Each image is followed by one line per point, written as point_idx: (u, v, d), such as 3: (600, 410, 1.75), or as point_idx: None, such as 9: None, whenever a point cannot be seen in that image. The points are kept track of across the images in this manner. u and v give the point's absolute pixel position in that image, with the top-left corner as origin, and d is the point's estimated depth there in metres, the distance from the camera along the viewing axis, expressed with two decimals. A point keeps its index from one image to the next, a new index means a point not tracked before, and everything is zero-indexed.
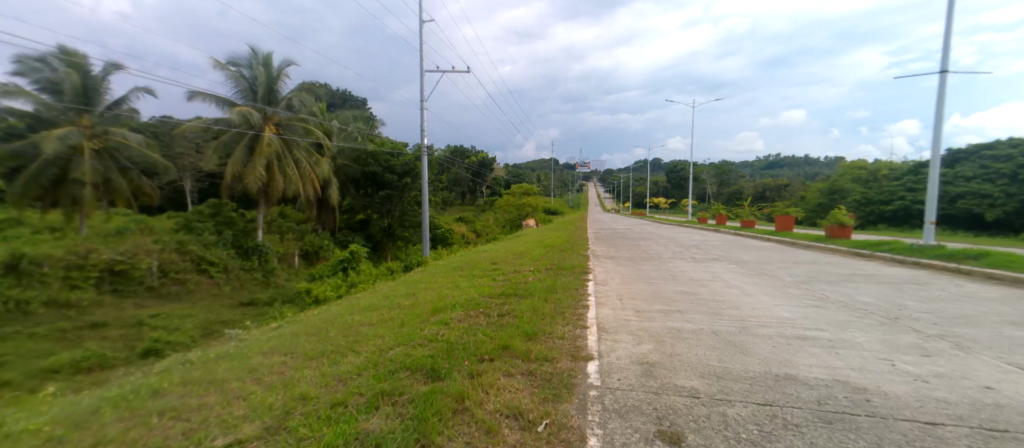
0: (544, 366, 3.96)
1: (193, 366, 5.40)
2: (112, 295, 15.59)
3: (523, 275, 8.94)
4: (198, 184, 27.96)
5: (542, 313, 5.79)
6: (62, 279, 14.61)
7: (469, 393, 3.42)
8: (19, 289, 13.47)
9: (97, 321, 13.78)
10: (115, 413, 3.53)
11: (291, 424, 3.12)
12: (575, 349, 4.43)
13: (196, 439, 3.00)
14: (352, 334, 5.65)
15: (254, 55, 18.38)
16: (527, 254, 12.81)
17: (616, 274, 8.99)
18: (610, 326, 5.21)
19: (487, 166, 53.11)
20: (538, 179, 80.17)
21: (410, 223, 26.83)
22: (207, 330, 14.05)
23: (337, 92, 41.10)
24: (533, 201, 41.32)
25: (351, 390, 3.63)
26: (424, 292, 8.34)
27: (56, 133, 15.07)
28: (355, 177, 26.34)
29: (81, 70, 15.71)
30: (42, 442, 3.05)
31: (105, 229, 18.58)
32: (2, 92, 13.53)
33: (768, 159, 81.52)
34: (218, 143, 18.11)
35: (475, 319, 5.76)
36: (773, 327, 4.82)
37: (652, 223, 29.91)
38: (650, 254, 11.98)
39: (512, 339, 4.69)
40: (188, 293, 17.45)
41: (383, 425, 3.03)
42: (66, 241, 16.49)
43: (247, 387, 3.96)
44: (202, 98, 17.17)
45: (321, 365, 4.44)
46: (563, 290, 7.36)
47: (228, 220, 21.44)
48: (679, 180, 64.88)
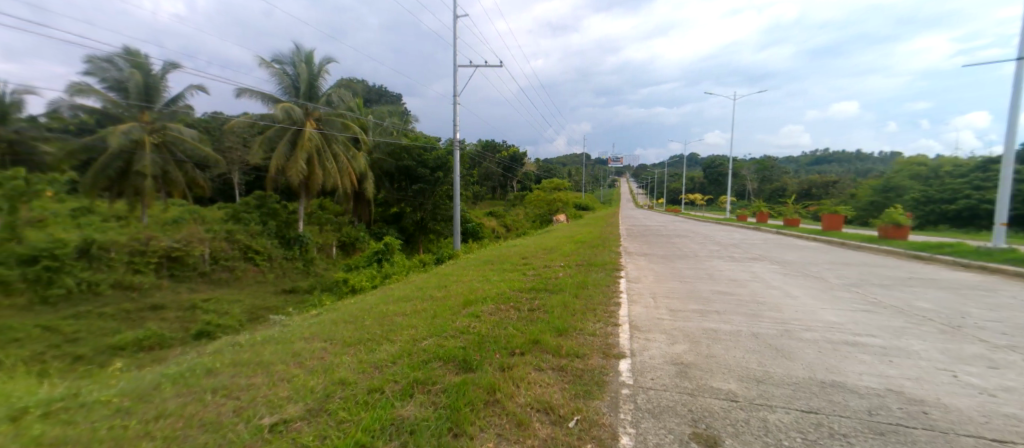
0: (575, 363, 3.95)
1: (241, 348, 5.71)
2: (170, 279, 16.70)
3: (553, 271, 8.91)
4: (246, 177, 29.45)
5: (573, 308, 5.77)
6: (126, 264, 15.77)
7: (500, 385, 3.46)
8: (90, 272, 14.70)
9: (156, 304, 14.83)
10: (173, 389, 3.79)
11: (331, 407, 3.26)
12: (607, 346, 4.38)
13: (245, 416, 3.19)
14: (386, 324, 5.82)
15: (297, 53, 19.04)
16: (557, 250, 12.73)
17: (648, 272, 8.80)
18: (643, 325, 5.12)
19: (518, 161, 52.78)
20: (570, 174, 79.43)
21: (442, 217, 27.29)
22: (253, 315, 14.83)
23: (375, 88, 42.11)
24: (565, 196, 40.98)
25: (387, 377, 3.75)
26: (455, 285, 8.49)
27: (121, 128, 16.36)
28: (390, 171, 26.96)
29: (144, 69, 16.78)
30: (111, 413, 3.33)
31: (163, 218, 19.89)
32: (76, 91, 14.69)
33: (817, 154, 77.32)
34: (263, 138, 18.93)
35: (506, 313, 5.81)
36: (818, 332, 4.60)
37: (687, 221, 29.03)
38: (685, 252, 11.66)
39: (542, 334, 4.69)
40: (236, 279, 18.47)
41: (417, 413, 3.11)
42: (129, 228, 17.77)
43: (290, 370, 4.16)
44: (250, 95, 17.99)
45: (359, 352, 4.60)
46: (594, 286, 7.30)
47: (272, 211, 22.35)
48: (718, 176, 62.80)
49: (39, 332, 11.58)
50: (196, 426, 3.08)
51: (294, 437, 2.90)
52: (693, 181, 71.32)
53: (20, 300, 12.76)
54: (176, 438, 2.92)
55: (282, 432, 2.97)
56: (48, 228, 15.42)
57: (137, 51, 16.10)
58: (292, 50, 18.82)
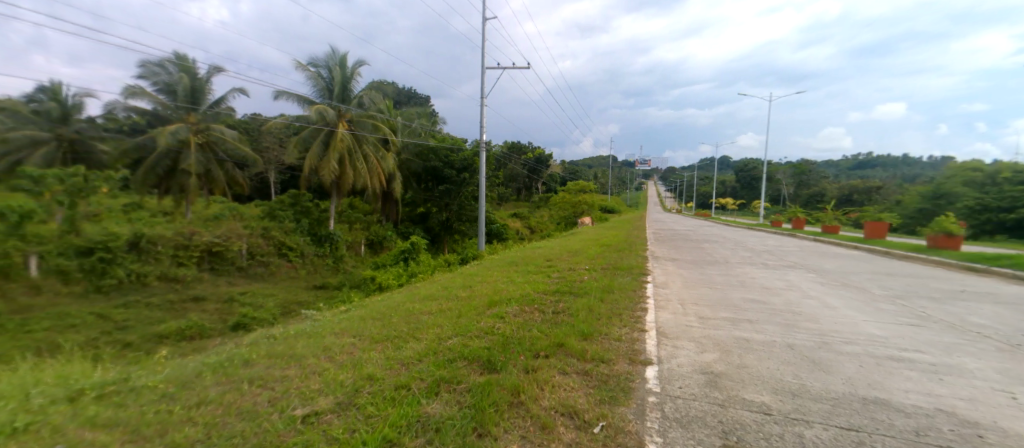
0: (600, 368, 3.92)
1: (276, 341, 5.92)
2: (210, 273, 17.50)
3: (578, 273, 8.85)
4: (281, 176, 30.52)
5: (598, 313, 5.71)
6: (171, 257, 16.58)
7: (525, 387, 3.46)
8: (139, 264, 15.60)
9: (197, 295, 15.60)
10: (214, 378, 3.97)
11: (360, 402, 3.34)
12: (633, 352, 4.33)
13: (279, 407, 3.31)
14: (413, 322, 5.92)
15: (331, 56, 19.57)
16: (583, 252, 12.62)
17: (677, 277, 8.63)
18: (671, 331, 5.02)
19: (544, 163, 52.48)
20: (597, 176, 78.55)
21: (467, 218, 27.53)
22: (286, 309, 15.37)
23: (404, 90, 42.95)
24: (590, 199, 40.62)
25: (413, 374, 3.81)
26: (480, 285, 8.55)
27: (169, 129, 17.14)
28: (417, 171, 27.40)
29: (190, 73, 17.64)
30: (158, 397, 3.52)
31: (205, 214, 20.83)
32: (130, 93, 15.59)
33: (859, 157, 73.93)
34: (298, 138, 19.60)
35: (531, 315, 5.81)
36: (859, 345, 4.41)
37: (717, 225, 28.25)
38: (715, 258, 11.37)
39: (566, 337, 4.68)
40: (270, 274, 19.20)
41: (442, 411, 3.16)
42: (175, 223, 18.68)
43: (321, 363, 4.29)
44: (287, 97, 18.64)
45: (386, 348, 4.70)
46: (620, 290, 7.22)
47: (305, 209, 22.70)
48: (751, 180, 60.83)
49: (94, 319, 12.53)
50: (234, 413, 3.22)
51: (325, 429, 2.98)
52: (725, 185, 69.31)
53: (78, 288, 14.00)
54: (216, 425, 3.06)
55: (314, 423, 3.06)
56: (103, 222, 16.33)
57: (185, 56, 16.95)
58: (326, 54, 19.38)
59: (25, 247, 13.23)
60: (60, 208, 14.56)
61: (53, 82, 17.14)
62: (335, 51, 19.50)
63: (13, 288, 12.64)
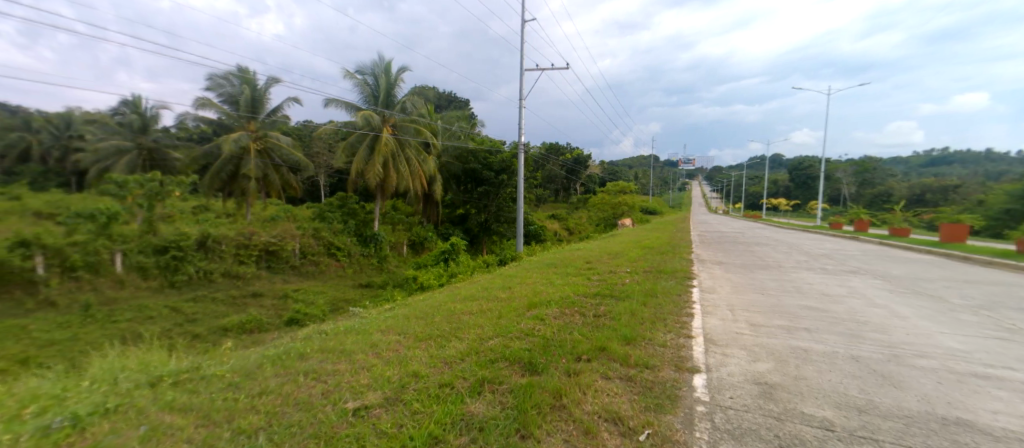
0: (644, 373, 3.85)
1: (327, 336, 6.21)
2: (267, 271, 18.48)
3: (620, 277, 8.69)
4: (330, 179, 31.91)
5: (641, 317, 5.59)
6: (234, 255, 17.63)
7: (567, 390, 3.46)
8: (205, 261, 16.74)
9: (256, 291, 16.58)
10: (273, 369, 4.22)
11: (406, 398, 3.45)
12: (679, 359, 4.21)
13: (332, 399, 3.48)
14: (454, 321, 6.03)
15: (377, 64, 20.26)
16: (624, 255, 12.37)
17: (725, 282, 8.28)
18: (720, 339, 4.83)
19: (582, 164, 51.82)
20: (636, 177, 76.67)
21: (506, 219, 27.71)
22: (335, 306, 16.05)
23: (445, 94, 43.81)
24: (630, 200, 39.84)
25: (456, 373, 3.89)
26: (519, 287, 8.54)
27: (233, 137, 18.33)
28: (457, 173, 27.78)
29: (251, 84, 18.83)
30: (225, 386, 3.79)
31: (262, 216, 22.05)
32: (200, 105, 16.85)
33: (933, 153, 67.85)
34: (346, 143, 20.44)
35: (571, 317, 5.77)
36: (936, 359, 4.08)
37: (770, 227, 26.89)
38: (766, 262, 10.80)
39: (609, 341, 4.61)
40: (321, 273, 20.08)
41: (486, 410, 3.20)
42: (237, 224, 19.93)
43: (370, 359, 4.46)
44: (336, 104, 19.47)
45: (430, 347, 4.82)
46: (664, 295, 7.03)
47: (352, 211, 23.70)
48: (807, 179, 57.10)
49: (168, 311, 13.68)
50: (292, 404, 3.41)
51: (375, 422, 3.10)
52: (776, 185, 65.58)
53: (155, 283, 15.40)
54: (276, 414, 3.24)
55: (364, 417, 3.20)
56: (175, 222, 17.70)
57: (246, 69, 18.14)
58: (372, 62, 20.08)
59: (111, 245, 14.87)
60: (140, 210, 16.45)
61: (133, 96, 18.87)
62: (380, 59, 20.14)
63: (101, 282, 14.24)
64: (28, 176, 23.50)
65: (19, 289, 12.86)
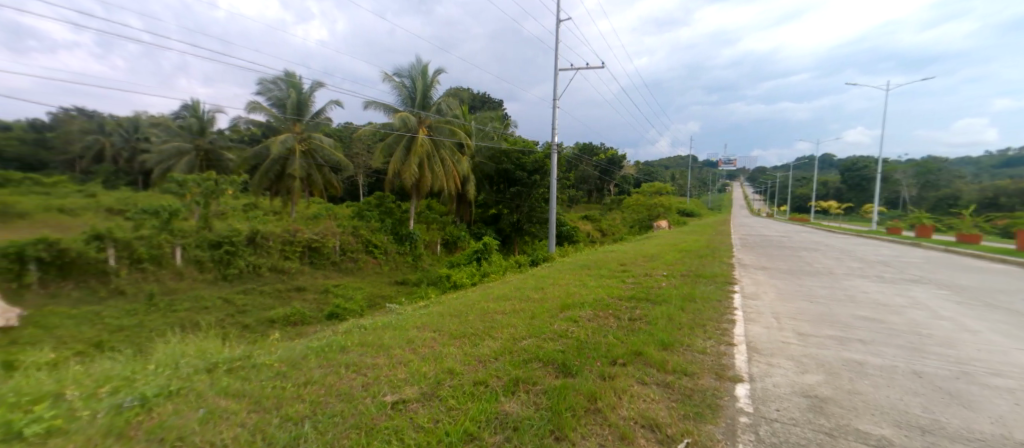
0: (682, 381, 3.74)
1: (366, 330, 6.38)
2: (310, 266, 19.17)
3: (656, 280, 8.50)
4: (368, 179, 32.85)
5: (678, 322, 5.44)
6: (280, 251, 18.40)
7: (602, 394, 3.41)
8: (254, 255, 17.56)
9: (299, 286, 17.28)
10: (317, 360, 4.40)
11: (442, 393, 3.50)
12: (720, 367, 4.07)
13: (372, 392, 3.58)
14: (488, 320, 6.08)
15: (413, 66, 20.67)
16: (660, 258, 12.09)
17: (770, 288, 7.95)
18: (764, 348, 4.63)
19: (616, 164, 50.97)
20: (673, 178, 74.81)
21: (538, 219, 27.90)
22: (372, 302, 16.51)
23: (479, 95, 44.22)
24: (666, 201, 38.92)
25: (491, 371, 3.92)
26: (552, 288, 8.50)
27: (280, 138, 19.20)
28: (490, 173, 27.90)
29: (298, 88, 19.67)
30: (273, 374, 3.98)
31: (306, 214, 22.95)
32: (251, 108, 17.76)
33: (1008, 154, 62.33)
34: (384, 144, 21.00)
35: (605, 320, 5.70)
36: (1012, 379, 3.76)
37: (820, 232, 25.49)
38: (815, 268, 10.26)
39: (645, 346, 4.52)
40: (359, 269, 20.66)
41: (520, 410, 3.21)
42: (283, 221, 20.83)
43: (406, 354, 4.57)
44: (375, 106, 20.04)
45: (464, 345, 4.88)
46: (703, 300, 6.80)
47: (388, 210, 24.28)
48: (860, 180, 53.88)
49: (221, 302, 14.50)
50: (334, 394, 3.54)
51: (412, 416, 3.17)
52: (826, 186, 62.20)
53: (210, 275, 16.35)
54: (320, 403, 3.38)
55: (402, 410, 3.27)
56: (228, 219, 18.76)
57: (292, 73, 18.97)
58: (409, 65, 20.50)
59: (172, 239, 15.95)
60: (197, 207, 17.59)
61: (193, 101, 20.20)
62: (417, 61, 20.52)
63: (163, 274, 15.31)
64: (101, 175, 25.59)
65: (94, 279, 14.08)
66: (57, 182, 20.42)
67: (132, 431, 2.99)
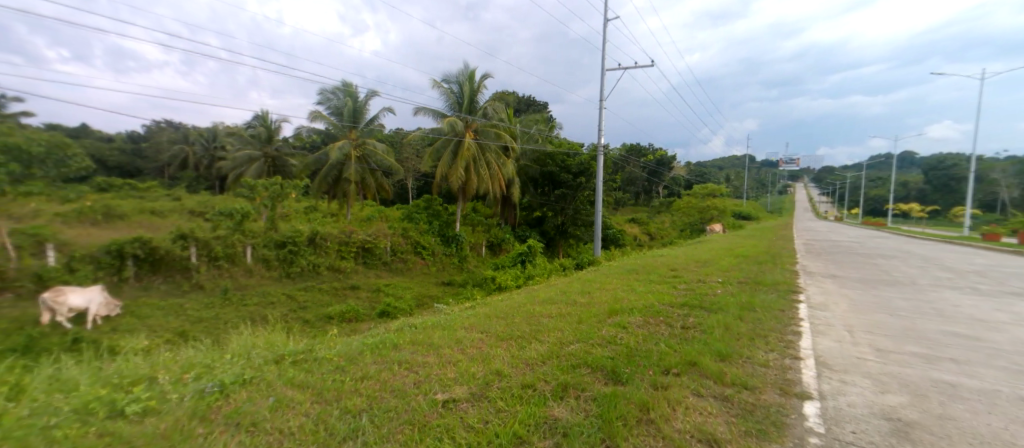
0: (742, 395, 3.53)
1: (416, 329, 6.54)
2: (364, 266, 19.89)
3: (710, 286, 8.12)
4: (417, 182, 33.87)
5: (736, 332, 5.15)
6: (336, 251, 19.27)
7: (654, 405, 3.29)
8: (314, 254, 18.56)
9: (354, 284, 18.04)
10: (372, 356, 4.56)
11: (491, 395, 3.52)
12: (785, 382, 3.80)
13: (423, 389, 3.66)
14: (534, 323, 6.05)
15: (461, 72, 21.00)
16: (714, 263, 11.56)
17: (841, 298, 7.35)
18: (836, 363, 4.29)
19: (666, 164, 49.70)
20: (727, 179, 71.23)
21: (583, 223, 27.55)
22: (421, 302, 16.96)
23: (525, 98, 44.41)
24: (720, 204, 37.18)
25: (539, 375, 3.89)
26: (599, 292, 8.32)
27: (337, 145, 20.17)
28: (535, 176, 27.85)
29: (353, 97, 20.63)
30: (332, 368, 4.17)
31: (360, 216, 24.01)
32: (312, 116, 18.79)
33: None
34: (432, 149, 21.53)
35: (656, 327, 5.49)
36: None
37: (899, 237, 23.32)
38: (894, 278, 9.37)
39: (700, 356, 4.32)
40: (409, 269, 21.23)
41: (569, 416, 3.16)
42: (339, 223, 21.88)
43: (454, 354, 4.63)
44: (424, 112, 20.61)
45: (511, 347, 4.88)
46: (764, 309, 6.41)
47: (436, 213, 24.85)
48: (949, 180, 48.74)
49: (285, 298, 15.48)
50: (389, 390, 3.64)
51: (462, 416, 3.20)
52: (906, 187, 56.73)
53: (275, 272, 17.45)
54: (376, 398, 3.49)
55: (452, 409, 3.31)
56: (291, 221, 19.97)
57: (349, 83, 19.92)
58: (457, 70, 20.85)
59: (244, 239, 17.18)
60: (265, 209, 18.89)
61: (262, 111, 21.77)
62: (465, 67, 20.83)
63: (236, 271, 16.53)
64: (185, 180, 28.11)
65: (178, 274, 15.49)
66: (149, 186, 22.70)
67: (213, 415, 3.22)
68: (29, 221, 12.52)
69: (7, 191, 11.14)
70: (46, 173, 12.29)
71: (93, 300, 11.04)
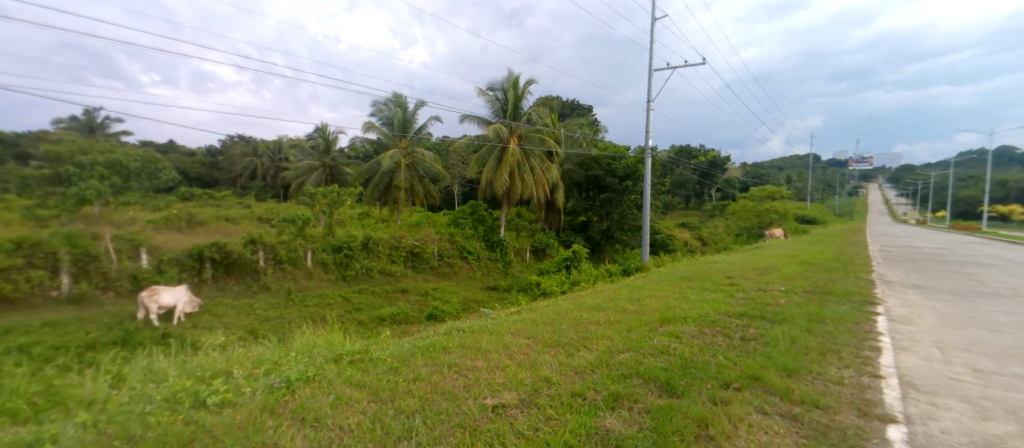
0: (814, 414, 3.28)
1: (464, 333, 6.63)
2: (413, 270, 20.45)
3: (771, 296, 7.63)
4: (465, 188, 34.52)
5: (804, 346, 4.81)
6: (388, 255, 19.94)
7: (714, 421, 3.12)
8: (367, 258, 19.33)
9: (404, 288, 18.60)
10: (423, 358, 4.67)
11: (540, 402, 3.49)
12: (863, 402, 3.49)
13: (473, 393, 3.70)
14: (582, 330, 5.95)
15: (505, 78, 21.15)
16: (775, 270, 10.87)
17: (928, 312, 6.63)
18: (925, 384, 3.88)
19: (719, 166, 47.97)
20: (789, 180, 66.85)
21: (630, 227, 26.94)
22: (467, 306, 17.22)
23: (570, 103, 44.20)
24: (781, 207, 35.01)
25: (588, 384, 3.81)
26: (649, 300, 8.04)
27: (388, 153, 20.99)
28: (579, 181, 27.57)
29: (403, 108, 21.46)
30: (387, 369, 4.31)
31: (409, 222, 24.80)
32: (365, 127, 19.67)
33: None
34: (477, 156, 21.88)
35: (713, 338, 5.23)
36: None
37: (996, 244, 20.82)
38: (992, 290, 8.35)
39: (764, 370, 4.06)
40: (455, 273, 21.57)
41: (622, 428, 3.06)
42: (390, 229, 22.69)
43: (503, 359, 4.64)
44: (470, 120, 20.98)
45: (559, 354, 4.83)
46: (835, 321, 5.92)
47: (481, 218, 25.11)
48: None
49: (341, 299, 16.26)
50: (439, 392, 3.71)
51: (512, 422, 3.20)
52: (1004, 187, 50.53)
53: (332, 275, 18.36)
54: (428, 400, 3.56)
55: (502, 415, 3.32)
56: (347, 227, 20.96)
57: (400, 94, 20.76)
58: (502, 77, 21.02)
59: (305, 244, 18.19)
60: (323, 216, 20.01)
61: (320, 124, 23.13)
62: (509, 74, 20.97)
63: (297, 273, 17.55)
64: (254, 189, 30.30)
65: (249, 276, 16.64)
66: (224, 195, 24.69)
67: (281, 409, 3.42)
68: (128, 228, 14.15)
69: (110, 202, 12.81)
70: (141, 186, 13.78)
71: (180, 299, 12.09)
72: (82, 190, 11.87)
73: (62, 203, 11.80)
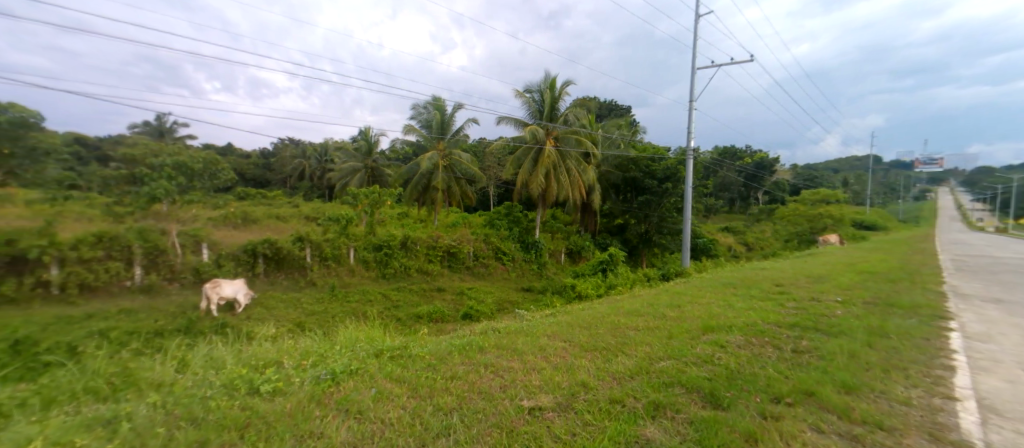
0: (877, 436, 3.05)
1: (499, 333, 6.63)
2: (449, 270, 20.75)
3: (824, 306, 7.17)
4: (501, 190, 34.69)
5: (864, 361, 4.49)
6: (425, 254, 20.31)
7: (764, 436, 2.97)
8: (405, 257, 19.81)
9: (439, 287, 18.89)
10: (460, 357, 4.72)
11: (578, 407, 3.44)
12: (935, 426, 3.21)
13: (510, 394, 3.70)
14: (620, 335, 5.81)
15: (543, 80, 21.07)
16: (830, 279, 10.20)
17: (1011, 330, 6.01)
18: (1008, 409, 3.53)
19: (766, 167, 45.84)
20: (845, 183, 62.86)
21: (670, 231, 26.05)
22: (501, 306, 17.30)
23: (609, 104, 43.59)
24: (834, 212, 33.02)
25: (627, 391, 3.72)
26: (691, 307, 7.74)
27: (427, 155, 21.41)
28: (616, 183, 27.20)
29: (442, 110, 21.87)
30: (425, 366, 4.38)
31: (446, 222, 25.24)
32: (405, 129, 20.21)
33: None
34: (513, 157, 21.95)
35: (761, 349, 4.98)
36: None
37: None
38: None
39: (819, 385, 3.83)
40: (491, 274, 21.67)
41: (662, 438, 2.97)
42: (427, 229, 23.13)
43: (538, 361, 4.62)
44: (506, 121, 21.05)
45: (596, 358, 4.74)
46: (899, 336, 5.50)
47: (516, 219, 25.11)
48: None
49: (380, 296, 16.75)
50: (476, 392, 3.73)
51: (549, 425, 3.17)
52: None
53: (373, 273, 18.93)
54: (465, 399, 3.59)
55: (539, 417, 3.30)
56: (387, 226, 21.57)
57: (439, 97, 21.18)
58: (539, 79, 20.95)
59: (347, 242, 18.80)
60: (365, 215, 20.67)
61: (364, 127, 23.93)
62: (547, 75, 20.92)
63: (341, 270, 18.20)
64: (302, 190, 31.76)
65: (296, 272, 17.41)
66: (275, 195, 26.00)
67: (327, 400, 3.55)
68: (191, 224, 15.12)
69: (176, 200, 13.96)
70: (203, 186, 14.83)
71: (239, 292, 12.85)
72: (152, 189, 13.12)
73: (136, 200, 13.19)
